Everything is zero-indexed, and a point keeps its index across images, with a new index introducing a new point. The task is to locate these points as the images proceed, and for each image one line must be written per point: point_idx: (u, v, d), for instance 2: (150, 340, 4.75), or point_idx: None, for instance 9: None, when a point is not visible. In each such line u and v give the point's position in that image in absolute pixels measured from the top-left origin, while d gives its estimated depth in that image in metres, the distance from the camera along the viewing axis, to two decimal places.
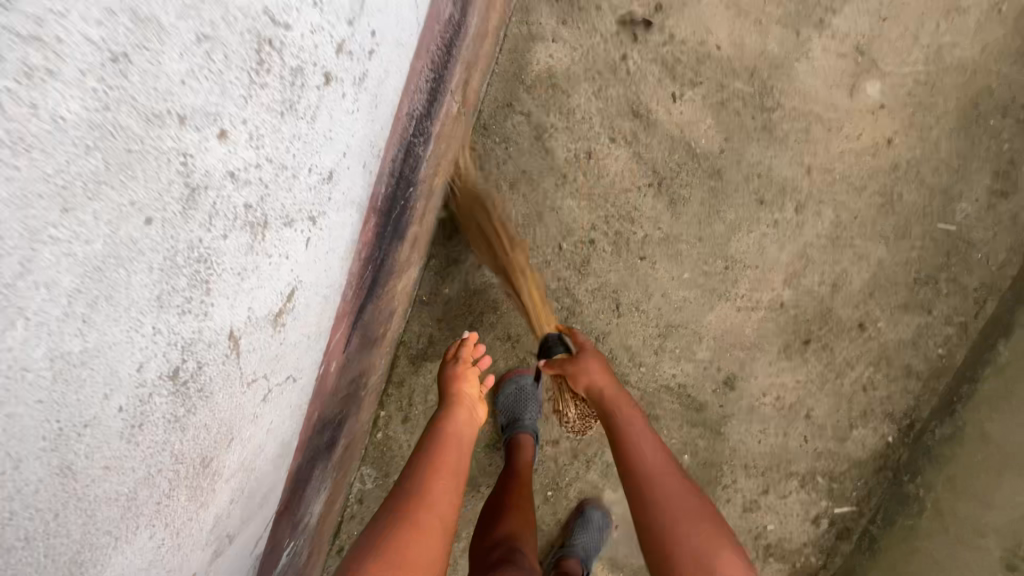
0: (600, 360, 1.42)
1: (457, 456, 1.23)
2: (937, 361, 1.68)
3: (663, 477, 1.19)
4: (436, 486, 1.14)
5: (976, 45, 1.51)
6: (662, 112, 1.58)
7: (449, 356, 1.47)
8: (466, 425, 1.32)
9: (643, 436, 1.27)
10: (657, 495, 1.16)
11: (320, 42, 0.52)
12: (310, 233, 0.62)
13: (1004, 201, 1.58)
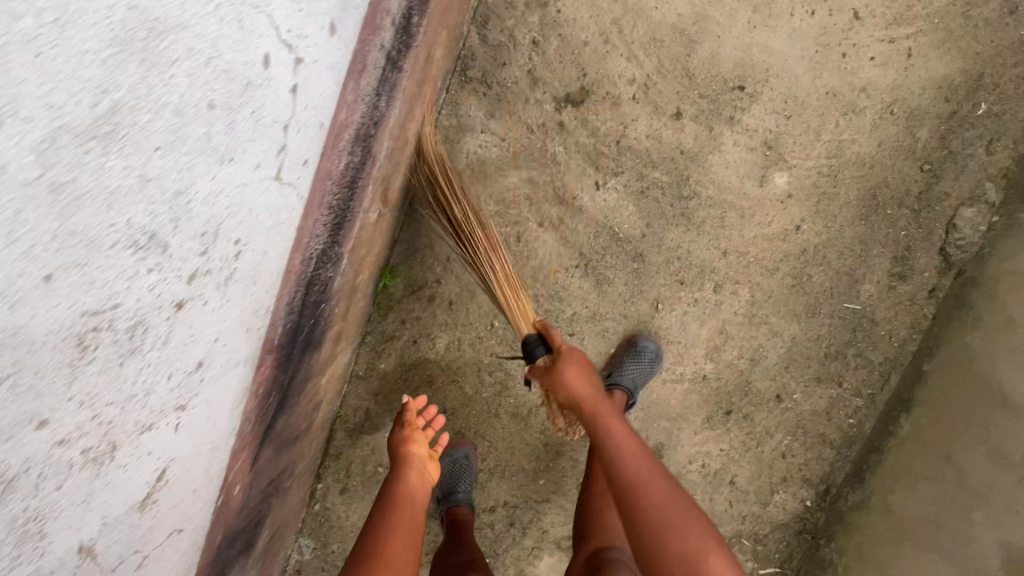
0: (581, 367, 1.28)
1: (413, 516, 1.26)
2: (848, 430, 1.77)
3: (653, 483, 1.15)
4: (397, 551, 1.16)
5: (872, 141, 1.63)
6: (587, 199, 1.66)
7: (398, 429, 1.48)
8: (420, 491, 1.34)
9: (626, 441, 1.21)
10: (647, 509, 1.12)
11: (163, 288, 0.68)
12: (179, 418, 0.81)
13: (903, 284, 1.69)
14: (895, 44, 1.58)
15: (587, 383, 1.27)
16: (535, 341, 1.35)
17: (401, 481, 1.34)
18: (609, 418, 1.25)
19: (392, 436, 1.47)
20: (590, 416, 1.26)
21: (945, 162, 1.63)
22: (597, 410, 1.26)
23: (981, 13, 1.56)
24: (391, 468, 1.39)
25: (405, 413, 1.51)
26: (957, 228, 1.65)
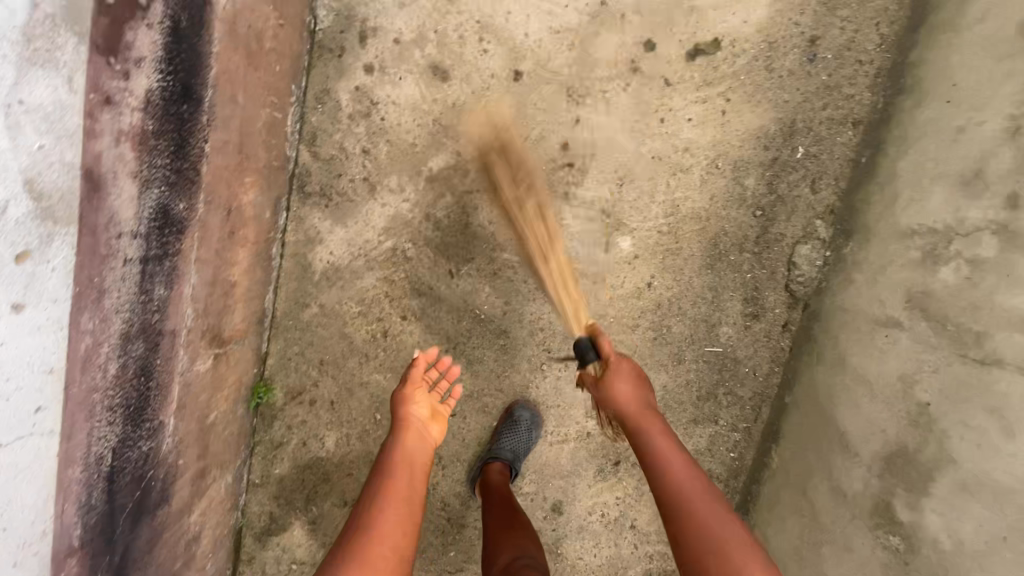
0: (625, 376, 1.36)
1: (413, 489, 1.25)
2: (732, 465, 1.84)
3: (693, 483, 1.21)
4: (389, 518, 1.18)
5: (704, 196, 1.71)
6: (443, 287, 1.73)
7: (398, 385, 1.41)
8: (421, 452, 1.32)
9: (668, 444, 1.28)
10: (685, 505, 1.18)
11: None
12: None
13: (758, 322, 1.77)
14: (707, 104, 1.66)
15: (619, 386, 1.34)
16: (585, 345, 1.42)
17: (400, 445, 1.31)
18: (659, 425, 1.31)
19: (394, 391, 1.41)
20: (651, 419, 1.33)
21: (775, 206, 1.71)
22: (644, 411, 1.34)
23: (782, 65, 1.63)
24: (391, 428, 1.35)
25: (411, 369, 1.42)
26: (797, 265, 1.72)
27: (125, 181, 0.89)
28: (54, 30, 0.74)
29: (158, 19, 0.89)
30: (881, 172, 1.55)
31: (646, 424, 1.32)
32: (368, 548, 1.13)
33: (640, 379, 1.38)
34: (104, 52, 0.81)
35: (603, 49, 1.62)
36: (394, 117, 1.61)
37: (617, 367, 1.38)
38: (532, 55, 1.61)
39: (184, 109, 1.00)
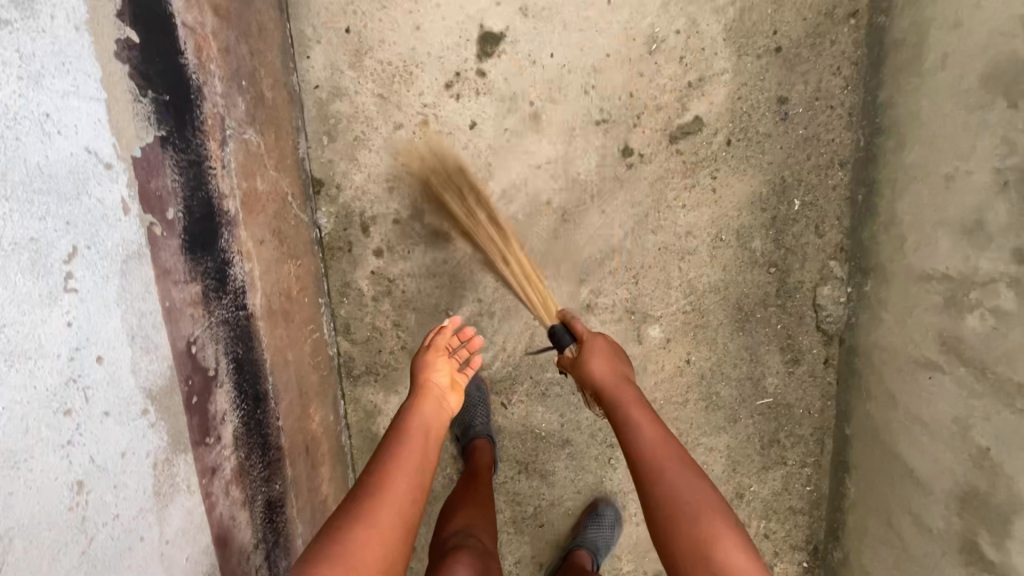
0: (601, 355, 1.35)
1: (424, 455, 1.14)
2: (810, 496, 1.93)
3: (660, 443, 1.19)
4: (397, 483, 1.06)
5: (717, 268, 1.77)
6: (501, 418, 1.83)
7: (421, 350, 1.34)
8: (437, 421, 1.22)
9: (638, 409, 1.27)
10: (654, 461, 1.16)
11: None
12: None
13: (799, 365, 1.84)
14: (696, 186, 1.71)
15: (593, 363, 1.34)
16: (559, 329, 1.45)
17: (415, 411, 1.22)
18: (633, 390, 1.30)
19: (415, 357, 1.34)
20: (617, 385, 1.31)
21: (787, 258, 1.77)
22: (617, 380, 1.32)
23: (758, 130, 1.68)
24: (408, 393, 1.26)
25: (436, 336, 1.36)
26: (822, 307, 1.77)
27: (240, 514, 1.05)
28: (168, 467, 0.86)
29: (228, 376, 1.00)
30: (882, 212, 1.59)
31: (619, 387, 1.31)
32: (378, 517, 1.01)
33: (615, 353, 1.38)
34: (200, 436, 0.93)
35: (586, 167, 1.68)
36: (413, 288, 1.70)
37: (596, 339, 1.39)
38: (522, 194, 1.68)
39: (259, 413, 1.12)
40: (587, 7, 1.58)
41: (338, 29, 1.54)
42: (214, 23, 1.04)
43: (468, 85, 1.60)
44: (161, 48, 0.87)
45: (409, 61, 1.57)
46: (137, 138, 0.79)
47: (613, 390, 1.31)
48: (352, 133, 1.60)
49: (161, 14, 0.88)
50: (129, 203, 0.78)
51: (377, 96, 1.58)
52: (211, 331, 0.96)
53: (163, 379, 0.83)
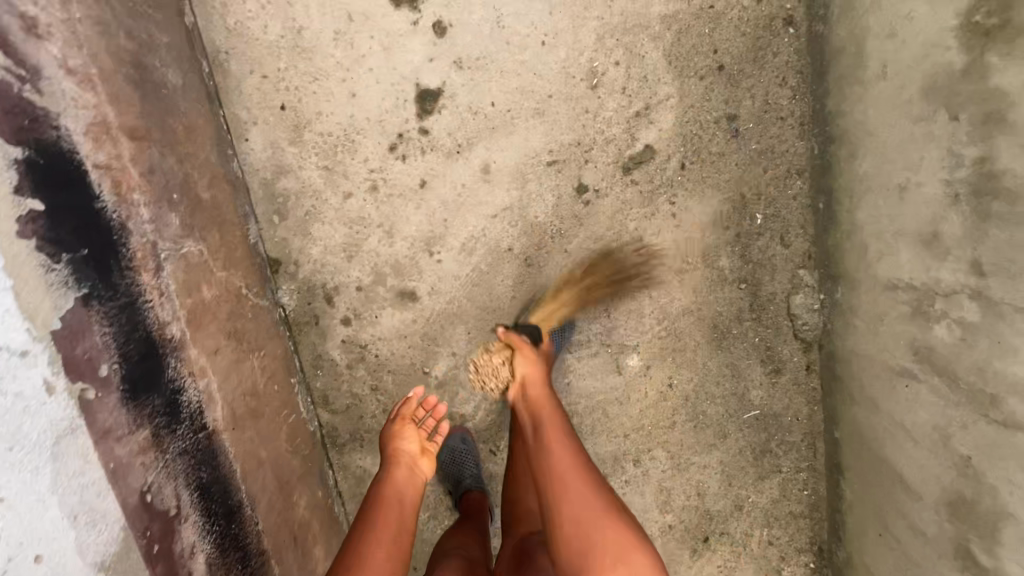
0: (532, 366, 1.47)
1: (401, 525, 1.21)
2: (808, 499, 1.94)
3: (580, 480, 1.26)
4: (376, 556, 1.13)
5: (687, 290, 1.76)
6: (493, 465, 1.82)
7: (391, 420, 1.40)
8: (408, 487, 1.29)
9: (562, 454, 1.29)
10: (574, 498, 1.23)
11: None
12: None
13: (782, 374, 1.83)
14: (657, 213, 1.69)
15: (535, 377, 1.44)
16: (528, 324, 1.59)
17: (388, 481, 1.29)
18: (560, 427, 1.35)
19: (384, 430, 1.40)
20: (540, 415, 1.38)
21: (755, 272, 1.75)
22: (549, 412, 1.38)
23: (710, 150, 1.66)
24: (380, 466, 1.33)
25: (404, 406, 1.42)
26: (797, 315, 1.76)
27: None
28: None
29: (192, 509, 1.01)
30: (844, 220, 1.57)
31: (546, 426, 1.35)
32: None
33: (547, 370, 1.51)
34: None
35: (543, 210, 1.65)
36: (384, 351, 1.69)
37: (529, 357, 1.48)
38: (481, 245, 1.66)
39: (234, 527, 1.12)
40: (521, 51, 1.55)
41: (272, 107, 1.51)
42: (131, 149, 1.02)
43: (412, 145, 1.58)
44: (71, 203, 0.88)
45: (349, 129, 1.55)
46: (55, 310, 0.82)
47: (546, 428, 1.36)
48: (302, 208, 1.58)
49: (67, 165, 0.89)
50: (52, 382, 0.81)
51: (322, 168, 1.56)
52: (167, 469, 0.98)
53: (116, 546, 0.86)
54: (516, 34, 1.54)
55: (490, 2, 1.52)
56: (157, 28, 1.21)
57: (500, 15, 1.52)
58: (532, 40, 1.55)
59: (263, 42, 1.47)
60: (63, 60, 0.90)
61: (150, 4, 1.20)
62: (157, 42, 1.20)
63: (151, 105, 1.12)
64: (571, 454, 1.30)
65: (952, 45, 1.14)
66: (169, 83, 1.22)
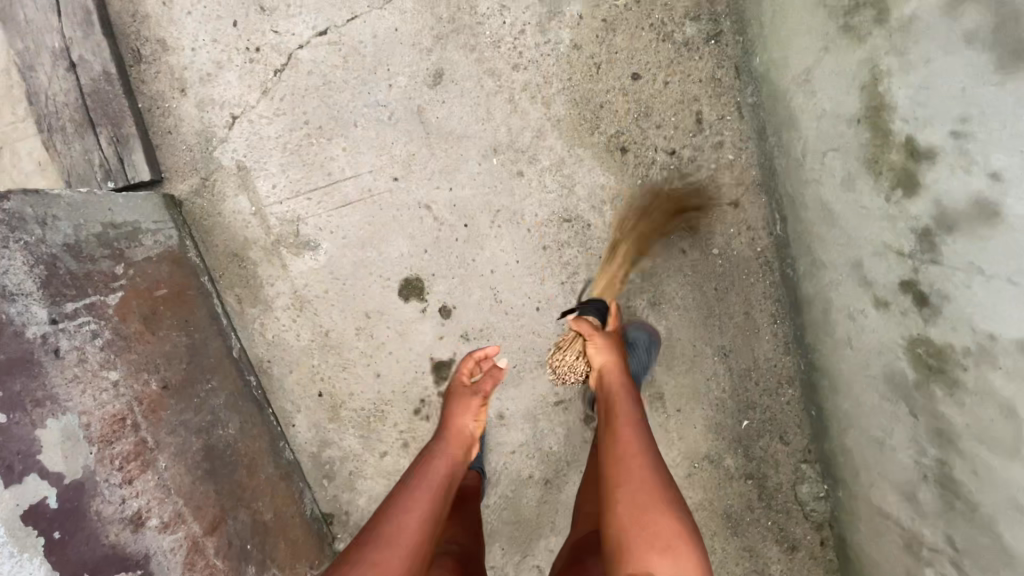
0: (608, 351, 1.43)
1: (445, 489, 1.22)
2: None
3: (639, 463, 1.17)
4: (409, 514, 1.11)
5: (697, 488, 1.84)
6: None
7: (461, 383, 1.46)
8: (459, 464, 1.31)
9: (626, 419, 1.27)
10: (633, 480, 1.14)
11: None
12: None
13: (797, 550, 1.86)
14: (661, 429, 1.81)
15: (603, 359, 1.42)
16: (591, 305, 1.57)
17: (437, 453, 1.29)
18: (630, 411, 1.29)
19: (450, 390, 1.46)
20: (614, 381, 1.38)
21: (760, 468, 1.83)
22: (621, 386, 1.36)
23: (704, 372, 1.77)
24: (434, 435, 1.35)
25: (467, 363, 1.50)
26: (805, 502, 1.83)
27: None
28: None
29: None
30: (834, 435, 1.67)
31: (620, 400, 1.33)
32: (396, 530, 1.08)
33: (624, 356, 1.46)
34: None
35: (556, 441, 1.83)
36: None
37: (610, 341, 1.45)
38: (504, 474, 1.83)
39: None
40: (519, 317, 1.72)
41: (311, 396, 1.73)
42: (214, 544, 1.27)
43: (435, 406, 1.77)
44: None
45: (378, 402, 1.75)
46: None
47: (615, 398, 1.35)
48: (347, 469, 1.79)
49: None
50: None
51: (359, 437, 1.77)
52: None
53: None
54: (512, 304, 1.71)
55: (488, 282, 1.69)
56: (216, 396, 1.45)
57: (497, 290, 1.70)
58: (528, 307, 1.72)
59: (297, 346, 1.70)
60: (159, 525, 1.15)
61: (207, 377, 1.44)
62: (217, 410, 1.44)
63: (220, 483, 1.36)
64: (639, 438, 1.22)
65: (902, 357, 1.24)
66: (230, 439, 1.46)
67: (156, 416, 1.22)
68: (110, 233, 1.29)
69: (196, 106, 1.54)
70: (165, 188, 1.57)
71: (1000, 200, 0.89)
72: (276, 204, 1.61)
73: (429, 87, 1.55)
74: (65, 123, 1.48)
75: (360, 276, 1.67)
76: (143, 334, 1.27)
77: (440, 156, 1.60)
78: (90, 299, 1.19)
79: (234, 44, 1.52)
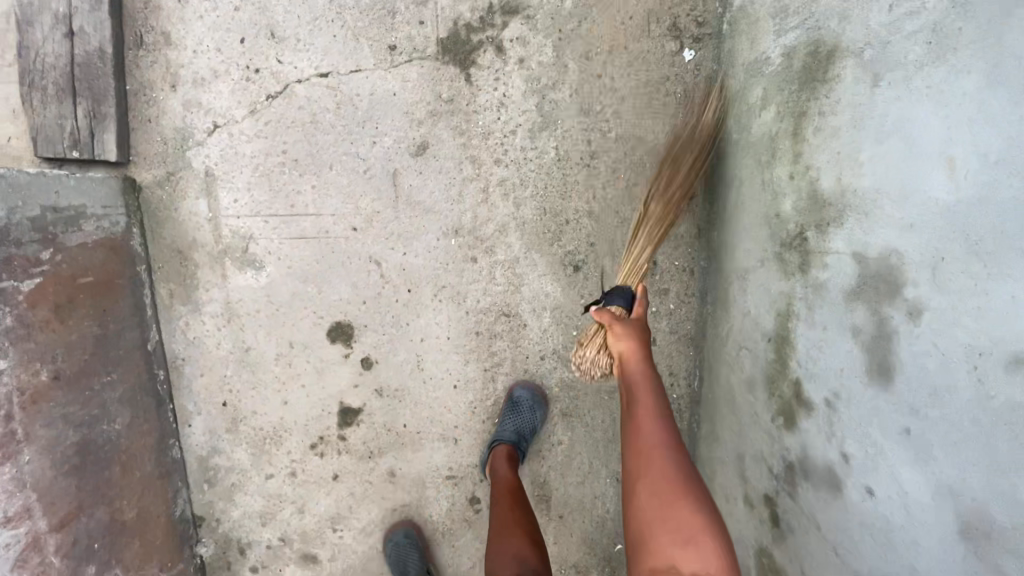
0: (629, 336, 1.24)
1: None
2: None
3: (662, 449, 1.08)
4: None
5: None
6: None
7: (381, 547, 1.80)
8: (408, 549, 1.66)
9: (646, 393, 1.16)
10: (647, 462, 1.07)
11: None
12: None
13: None
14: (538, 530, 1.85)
15: (624, 343, 1.23)
16: (613, 292, 1.34)
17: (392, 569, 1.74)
18: (653, 396, 1.16)
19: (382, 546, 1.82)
20: (636, 373, 1.20)
21: None
22: (643, 379, 1.19)
23: (594, 488, 1.82)
24: None
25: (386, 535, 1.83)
26: None
27: None
28: None
29: None
30: None
31: (639, 389, 1.17)
32: None
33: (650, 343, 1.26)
34: None
35: (437, 511, 1.85)
36: None
37: (629, 327, 1.25)
38: (378, 529, 1.85)
39: None
40: (435, 388, 1.76)
41: (215, 402, 1.75)
42: (56, 542, 1.28)
43: (331, 446, 1.80)
44: None
45: (278, 427, 1.78)
46: None
47: (636, 384, 1.19)
48: (230, 480, 1.80)
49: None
50: None
51: (250, 453, 1.79)
52: None
53: None
54: (432, 374, 1.75)
55: (415, 347, 1.73)
56: (112, 389, 1.47)
57: (421, 357, 1.73)
58: (446, 381, 1.76)
59: (214, 353, 1.71)
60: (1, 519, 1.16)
61: (108, 370, 1.45)
62: (109, 403, 1.45)
63: (85, 479, 1.37)
64: (661, 418, 1.12)
65: (751, 556, 1.29)
66: (113, 434, 1.47)
67: (34, 408, 1.24)
68: (48, 217, 1.31)
69: (183, 105, 1.56)
70: (129, 171, 1.58)
71: (844, 480, 0.98)
72: (232, 216, 1.62)
73: (411, 155, 1.59)
74: (47, 84, 1.49)
75: (294, 307, 1.69)
76: (48, 324, 1.29)
77: (402, 221, 1.63)
78: (3, 283, 1.20)
79: (236, 59, 1.54)
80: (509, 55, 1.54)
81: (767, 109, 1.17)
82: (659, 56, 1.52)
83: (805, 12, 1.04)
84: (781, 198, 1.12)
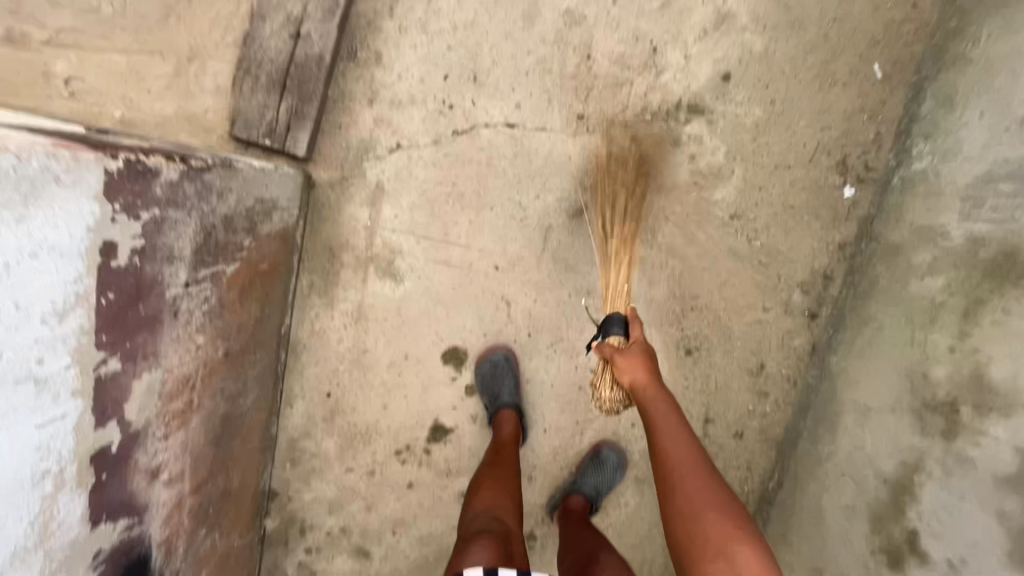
0: (635, 363, 1.27)
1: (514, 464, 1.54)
2: None
3: (691, 470, 1.16)
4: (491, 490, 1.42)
5: None
6: None
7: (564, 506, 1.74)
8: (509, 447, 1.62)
9: (661, 411, 1.22)
10: (681, 492, 1.15)
11: None
12: None
13: None
14: None
15: (633, 373, 1.26)
16: (615, 323, 1.34)
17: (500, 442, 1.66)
18: (668, 407, 1.23)
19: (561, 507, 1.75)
20: (651, 398, 1.24)
21: None
22: (656, 399, 1.24)
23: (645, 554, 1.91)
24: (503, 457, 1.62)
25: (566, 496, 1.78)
26: None
27: None
28: None
29: None
30: None
31: (657, 418, 1.22)
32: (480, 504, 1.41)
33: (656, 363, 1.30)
34: None
35: None
36: None
37: (635, 356, 1.28)
38: (436, 542, 1.93)
39: None
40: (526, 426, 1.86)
41: (321, 392, 1.84)
42: (190, 502, 1.36)
43: (414, 456, 1.89)
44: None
45: (371, 428, 1.87)
46: None
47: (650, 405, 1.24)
48: (313, 464, 1.89)
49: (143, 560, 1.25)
50: None
51: (338, 445, 1.88)
52: None
53: None
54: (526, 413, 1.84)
55: None
56: (254, 366, 1.56)
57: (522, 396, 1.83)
58: (536, 422, 1.85)
59: (333, 348, 1.81)
60: (167, 479, 1.26)
61: (256, 348, 1.54)
62: (249, 378, 1.54)
63: (221, 448, 1.46)
64: (685, 435, 1.20)
65: None
66: (246, 407, 1.56)
67: (208, 380, 1.34)
68: (254, 207, 1.42)
69: (374, 121, 1.66)
70: (307, 167, 1.68)
71: None
72: (389, 229, 1.72)
73: (567, 215, 1.70)
74: (261, 75, 1.60)
75: (419, 323, 1.79)
76: (235, 305, 1.39)
77: (542, 270, 1.74)
78: (217, 267, 1.31)
79: (434, 93, 1.65)
80: (683, 148, 1.65)
81: (933, 279, 1.35)
82: (821, 185, 1.63)
83: (1006, 212, 1.23)
84: (932, 364, 1.31)
